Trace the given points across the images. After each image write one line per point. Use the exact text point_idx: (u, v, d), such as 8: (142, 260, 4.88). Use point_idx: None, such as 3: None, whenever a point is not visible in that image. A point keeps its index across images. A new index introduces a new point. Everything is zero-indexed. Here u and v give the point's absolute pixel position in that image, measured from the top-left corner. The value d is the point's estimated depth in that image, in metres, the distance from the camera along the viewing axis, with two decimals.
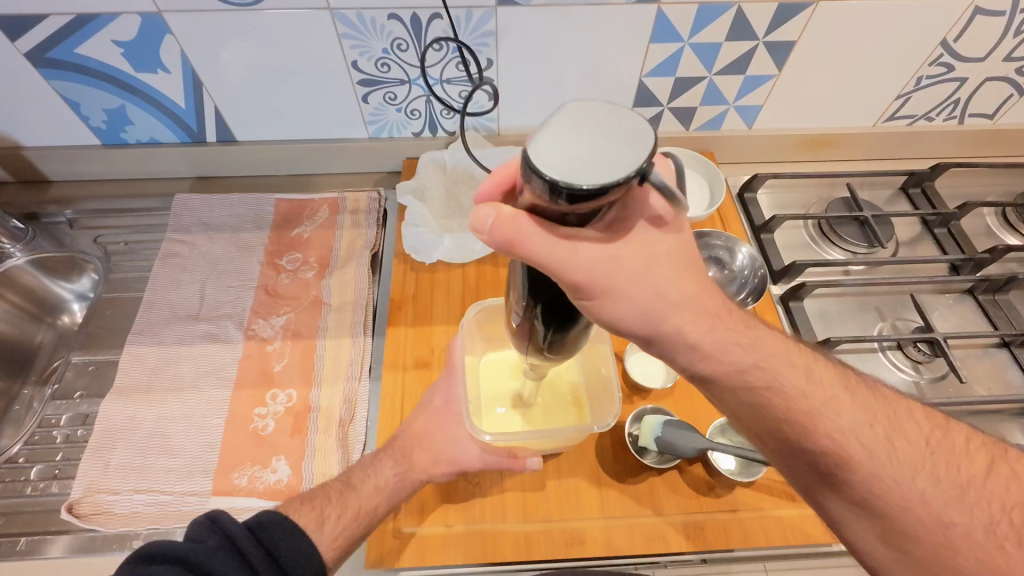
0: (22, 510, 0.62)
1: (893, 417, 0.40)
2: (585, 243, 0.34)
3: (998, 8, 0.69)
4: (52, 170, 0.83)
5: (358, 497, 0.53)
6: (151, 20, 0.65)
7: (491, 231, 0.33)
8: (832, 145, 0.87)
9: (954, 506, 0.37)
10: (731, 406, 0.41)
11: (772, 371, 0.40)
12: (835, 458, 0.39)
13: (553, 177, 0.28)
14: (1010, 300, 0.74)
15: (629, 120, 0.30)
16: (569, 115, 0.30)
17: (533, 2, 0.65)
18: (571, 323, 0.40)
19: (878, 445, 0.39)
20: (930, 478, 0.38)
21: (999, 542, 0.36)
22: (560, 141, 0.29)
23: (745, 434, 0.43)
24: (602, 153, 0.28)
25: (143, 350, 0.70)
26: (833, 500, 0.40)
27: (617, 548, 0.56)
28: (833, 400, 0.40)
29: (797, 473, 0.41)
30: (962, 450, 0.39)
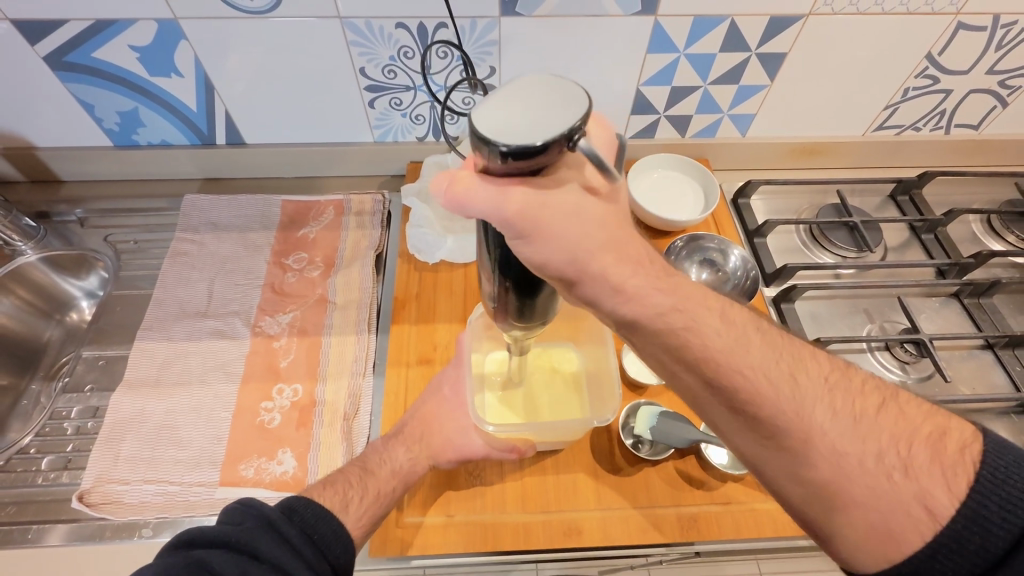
0: (33, 499, 0.63)
1: (797, 355, 0.41)
2: (520, 189, 0.34)
3: (981, 23, 0.72)
4: (64, 170, 0.85)
5: (377, 480, 0.55)
6: (168, 26, 0.67)
7: (446, 196, 0.35)
8: (823, 152, 0.89)
9: (849, 438, 0.37)
10: (653, 349, 0.41)
11: (693, 319, 0.40)
12: (744, 394, 0.39)
13: (489, 134, 0.31)
14: (994, 304, 0.77)
15: (569, 91, 0.32)
16: (517, 87, 0.33)
17: (535, 13, 0.67)
18: (538, 291, 0.42)
19: (781, 381, 0.39)
20: (828, 412, 0.38)
21: (888, 472, 0.36)
22: (503, 109, 0.32)
23: (665, 372, 0.43)
24: (534, 117, 0.31)
25: (153, 345, 0.71)
26: (743, 436, 0.40)
27: (613, 538, 0.58)
28: (741, 338, 0.40)
29: (709, 411, 0.41)
30: (858, 388, 0.40)
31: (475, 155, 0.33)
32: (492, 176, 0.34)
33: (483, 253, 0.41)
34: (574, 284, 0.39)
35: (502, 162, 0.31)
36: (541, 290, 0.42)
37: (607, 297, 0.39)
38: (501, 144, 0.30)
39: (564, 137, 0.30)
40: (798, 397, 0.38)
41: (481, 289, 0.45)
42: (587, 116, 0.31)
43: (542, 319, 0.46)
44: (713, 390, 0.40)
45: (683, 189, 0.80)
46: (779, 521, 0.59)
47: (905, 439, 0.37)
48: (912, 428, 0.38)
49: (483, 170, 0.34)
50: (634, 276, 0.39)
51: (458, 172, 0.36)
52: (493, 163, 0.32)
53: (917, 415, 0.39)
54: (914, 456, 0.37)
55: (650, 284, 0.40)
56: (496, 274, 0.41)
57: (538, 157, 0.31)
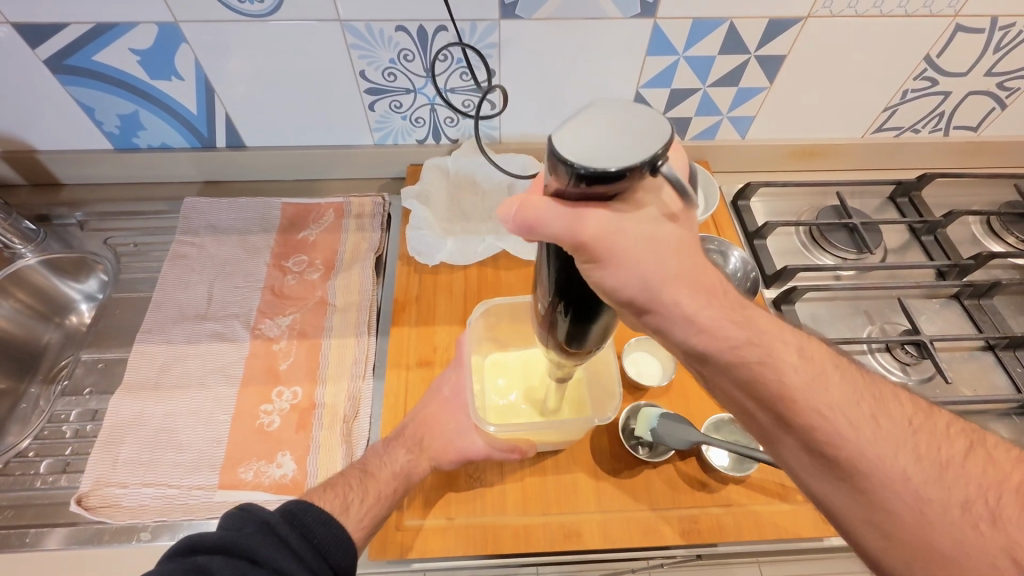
0: (31, 502, 0.63)
1: (878, 394, 0.39)
2: (594, 211, 0.34)
3: (979, 26, 0.72)
4: (64, 173, 0.85)
5: (377, 482, 0.55)
6: (168, 30, 0.68)
7: (516, 218, 0.36)
8: (822, 154, 0.89)
9: (932, 484, 0.35)
10: (724, 382, 0.40)
11: (769, 352, 0.39)
12: (818, 431, 0.37)
13: (569, 156, 0.31)
14: (995, 305, 0.77)
15: (651, 116, 0.32)
16: (597, 110, 0.33)
17: (535, 16, 0.68)
18: (595, 314, 0.41)
19: (860, 420, 0.37)
20: (909, 455, 0.36)
21: (975, 522, 0.34)
22: (585, 130, 0.31)
23: (737, 407, 0.41)
24: (617, 141, 0.31)
25: (152, 348, 0.71)
26: (816, 476, 0.38)
27: (614, 540, 0.57)
28: (817, 373, 0.39)
29: (780, 447, 0.40)
30: (943, 432, 0.37)
31: (552, 177, 0.33)
32: (567, 198, 0.34)
33: (546, 273, 0.41)
34: (645, 312, 0.39)
35: (579, 184, 0.31)
36: (600, 318, 0.42)
37: (678, 326, 0.39)
38: (580, 166, 0.30)
39: (646, 164, 0.30)
40: (878, 439, 0.36)
41: (538, 312, 0.45)
42: (669, 141, 0.31)
43: (593, 347, 0.45)
44: (786, 428, 0.39)
45: None
46: (781, 524, 0.59)
47: (994, 488, 0.35)
48: (1002, 477, 0.35)
49: (557, 193, 0.34)
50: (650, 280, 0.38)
51: (528, 195, 0.36)
52: (570, 184, 0.32)
53: (1010, 464, 0.36)
54: (1003, 507, 0.34)
55: (724, 317, 0.39)
56: (558, 295, 0.41)
57: (618, 180, 0.31)
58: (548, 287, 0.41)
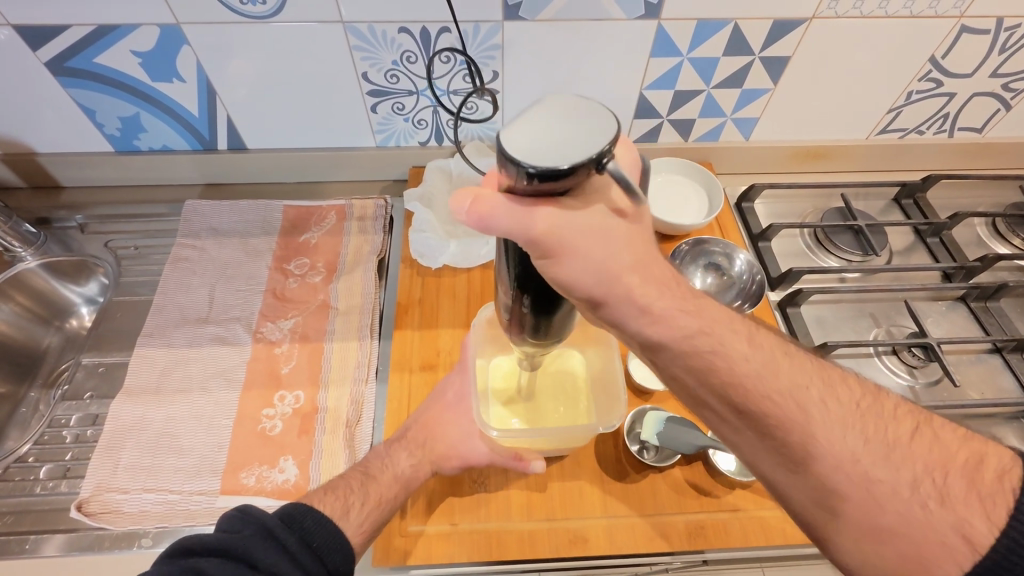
0: (31, 509, 0.62)
1: (827, 379, 0.39)
2: (546, 208, 0.33)
3: (985, 26, 0.72)
4: (64, 176, 0.84)
5: (380, 486, 0.55)
6: (170, 31, 0.67)
7: (468, 214, 0.34)
8: (827, 156, 0.89)
9: (881, 465, 0.36)
10: (676, 373, 0.40)
11: (721, 342, 0.39)
12: (772, 418, 0.38)
13: (515, 156, 0.30)
14: (1002, 308, 0.76)
15: (597, 113, 0.31)
16: (542, 107, 0.32)
17: (538, 17, 0.67)
18: (556, 306, 0.41)
19: (812, 406, 0.38)
20: (859, 438, 0.37)
21: (922, 500, 0.35)
22: (532, 128, 0.31)
23: (689, 398, 0.42)
24: (563, 139, 0.30)
25: (153, 352, 0.71)
26: (769, 462, 0.39)
27: (619, 546, 0.57)
28: (768, 360, 0.39)
29: (733, 435, 0.40)
30: (890, 414, 0.38)
31: (500, 173, 0.32)
32: (515, 194, 0.33)
33: (504, 266, 0.40)
34: (600, 305, 0.39)
35: (528, 183, 0.31)
36: (561, 307, 0.41)
37: (631, 317, 0.38)
38: (528, 166, 0.29)
39: (593, 161, 0.29)
40: (829, 424, 0.37)
41: (498, 299, 0.45)
42: (616, 138, 0.30)
43: (556, 335, 0.45)
44: (739, 415, 0.39)
45: (686, 194, 0.80)
46: (789, 529, 0.58)
47: (940, 467, 0.36)
48: (948, 455, 0.36)
49: (507, 189, 0.33)
50: (656, 287, 0.38)
51: (480, 189, 0.34)
52: (522, 183, 0.31)
53: (953, 442, 0.37)
54: (950, 484, 0.35)
55: (677, 306, 0.39)
56: (516, 288, 0.40)
57: (567, 178, 0.30)
58: (509, 280, 0.40)
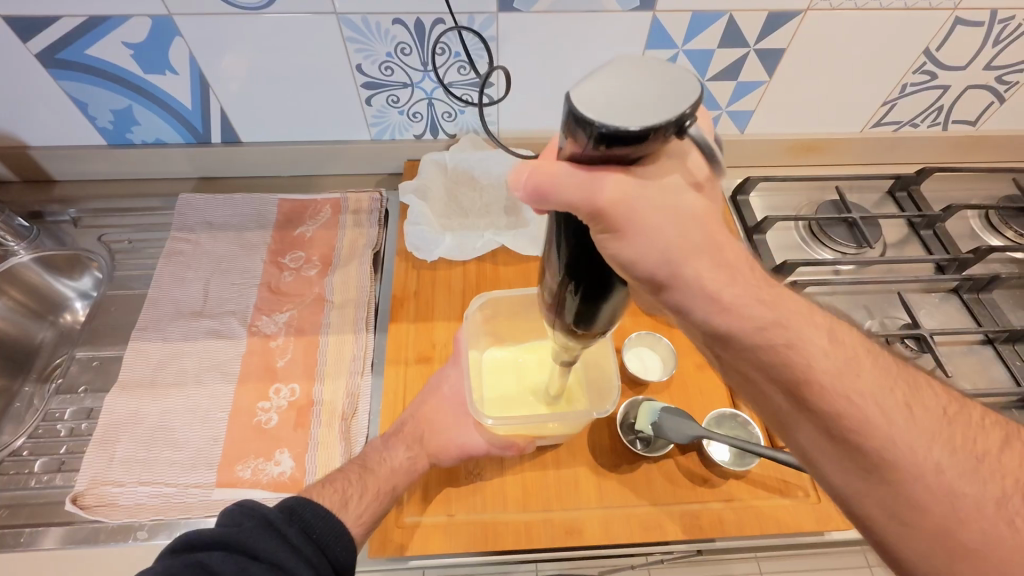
0: (26, 502, 0.62)
1: (911, 382, 0.38)
2: (612, 176, 0.33)
3: (978, 19, 0.72)
4: (57, 169, 0.84)
5: (377, 479, 0.55)
6: (162, 23, 0.67)
7: (527, 185, 0.35)
8: (822, 149, 0.89)
9: (965, 478, 0.35)
10: (748, 368, 0.39)
11: (797, 335, 0.37)
12: (854, 422, 0.36)
13: (587, 114, 0.29)
14: (994, 299, 0.77)
15: (677, 74, 0.30)
16: (623, 65, 0.31)
17: (534, 8, 0.67)
18: (607, 295, 0.39)
19: (896, 409, 0.36)
20: (944, 448, 0.36)
21: (1008, 517, 0.34)
22: (606, 85, 0.30)
23: (756, 392, 0.40)
24: (642, 98, 0.29)
25: (148, 346, 0.70)
26: (837, 462, 0.38)
27: (615, 537, 0.57)
28: (852, 359, 0.38)
29: (802, 434, 0.39)
30: (972, 423, 0.37)
31: (567, 140, 0.32)
32: (582, 161, 0.33)
33: (554, 251, 0.40)
34: (663, 288, 0.37)
35: (599, 147, 0.30)
36: (613, 297, 0.40)
37: (700, 305, 0.37)
38: (600, 125, 0.29)
39: (669, 124, 0.28)
40: (913, 431, 0.36)
41: (542, 290, 0.44)
42: (697, 101, 0.29)
43: (602, 329, 0.44)
44: (813, 416, 0.37)
45: None
46: (783, 518, 0.59)
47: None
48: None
49: (573, 158, 0.33)
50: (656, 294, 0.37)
51: (542, 160, 0.35)
52: (590, 147, 0.31)
53: None
54: None
55: (750, 295, 0.37)
56: (565, 275, 0.39)
57: (640, 140, 0.29)
58: (558, 265, 0.39)
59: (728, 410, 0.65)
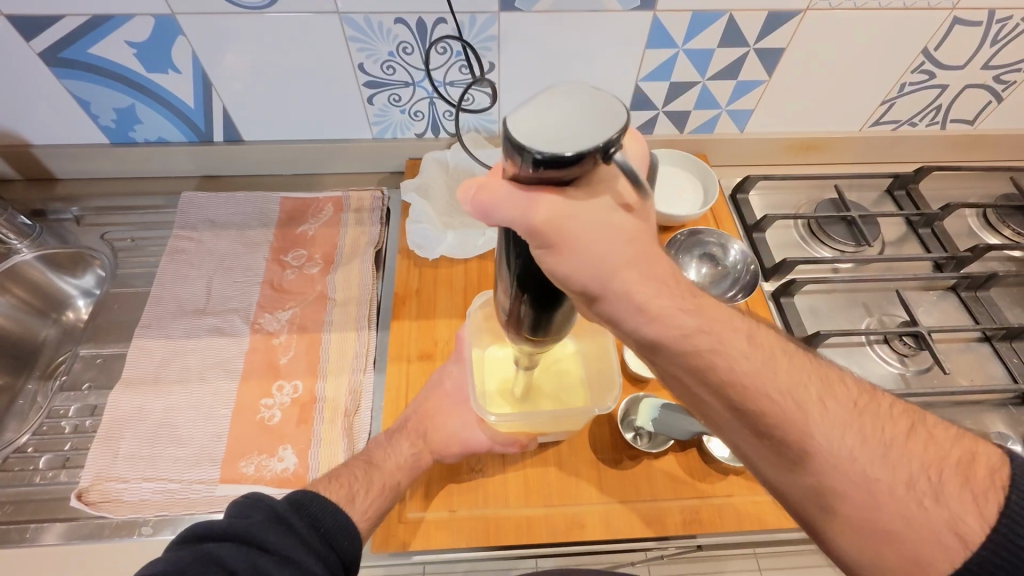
0: (31, 498, 0.63)
1: (825, 377, 0.39)
2: (548, 197, 0.33)
3: (976, 18, 0.72)
4: (60, 168, 0.84)
5: (382, 473, 0.55)
6: (166, 22, 0.67)
7: (473, 200, 0.36)
8: (820, 148, 0.90)
9: (879, 464, 0.36)
10: (674, 372, 0.40)
11: (721, 341, 0.38)
12: (769, 417, 0.37)
13: (520, 140, 0.29)
14: (991, 297, 0.77)
15: (610, 102, 0.30)
16: (558, 93, 0.31)
17: (535, 8, 0.67)
18: (556, 305, 0.41)
19: (809, 404, 0.37)
20: (857, 436, 0.36)
21: (919, 498, 0.35)
22: (539, 112, 0.30)
23: (687, 395, 0.41)
24: (573, 125, 0.29)
25: (151, 343, 0.71)
26: (766, 459, 0.39)
27: (615, 531, 0.57)
28: (768, 358, 0.38)
29: (733, 432, 0.40)
30: (886, 413, 0.38)
31: (506, 162, 0.32)
32: (521, 183, 0.33)
33: (504, 265, 0.40)
34: (595, 301, 0.38)
35: (534, 171, 0.30)
36: (562, 307, 0.41)
37: (629, 316, 0.37)
38: (532, 151, 0.29)
39: (599, 150, 0.29)
40: (826, 422, 0.37)
41: (496, 299, 0.44)
42: (627, 128, 0.29)
43: (557, 335, 0.45)
44: (736, 414, 0.38)
45: (682, 185, 0.80)
46: (782, 512, 0.59)
47: (936, 465, 0.36)
48: (941, 453, 0.36)
49: (512, 177, 0.33)
50: (658, 296, 0.37)
51: (489, 178, 0.36)
52: (525, 170, 0.31)
53: (946, 440, 0.37)
54: (945, 483, 0.35)
55: (677, 305, 0.38)
56: (516, 288, 0.40)
57: (572, 165, 0.29)
58: (509, 279, 0.40)
59: None
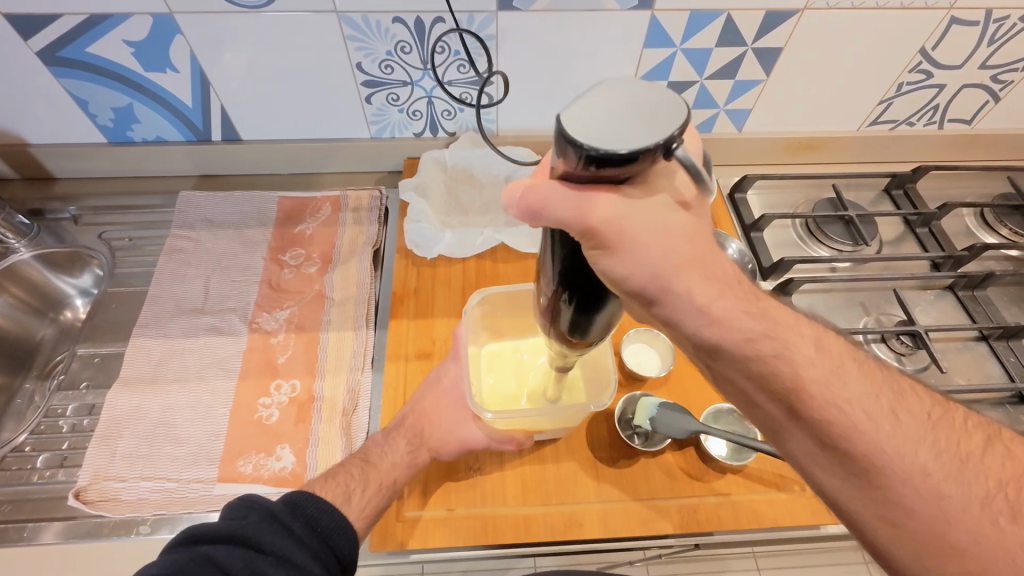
0: (28, 497, 0.63)
1: (896, 389, 0.39)
2: (602, 196, 0.33)
3: (973, 18, 0.72)
4: (58, 167, 0.84)
5: (379, 472, 0.55)
6: (163, 20, 0.67)
7: (518, 204, 0.35)
8: (819, 148, 0.90)
9: (952, 479, 0.35)
10: (737, 380, 0.39)
11: (785, 346, 0.38)
12: (838, 428, 0.37)
13: (577, 138, 0.29)
14: (989, 296, 0.78)
15: (667, 96, 0.30)
16: (611, 87, 0.31)
17: (533, 7, 0.67)
18: (601, 306, 0.40)
19: (881, 416, 0.37)
20: (929, 451, 0.36)
21: (993, 517, 0.34)
22: (596, 107, 0.30)
23: (750, 404, 0.41)
24: (632, 120, 0.29)
25: (149, 342, 0.71)
26: (831, 471, 0.38)
27: (613, 530, 0.57)
28: (836, 368, 0.38)
29: (795, 442, 0.39)
30: (960, 427, 0.37)
31: (558, 160, 0.32)
32: (573, 180, 0.32)
33: (549, 263, 0.40)
34: (653, 303, 0.38)
35: (590, 169, 0.30)
36: (606, 308, 0.40)
37: (690, 318, 0.37)
38: (591, 149, 0.29)
39: (660, 147, 0.28)
40: (898, 434, 0.36)
41: (537, 301, 0.44)
42: (686, 123, 0.29)
43: (597, 339, 0.44)
44: (802, 424, 0.38)
45: None
46: (781, 512, 0.59)
47: (1012, 483, 0.35)
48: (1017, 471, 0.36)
49: (565, 176, 0.32)
50: (657, 295, 0.37)
51: (533, 179, 0.35)
52: (581, 168, 0.31)
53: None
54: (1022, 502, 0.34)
55: (740, 308, 0.37)
56: (560, 286, 0.39)
57: (629, 163, 0.29)
58: (553, 277, 0.39)
59: (725, 405, 0.65)
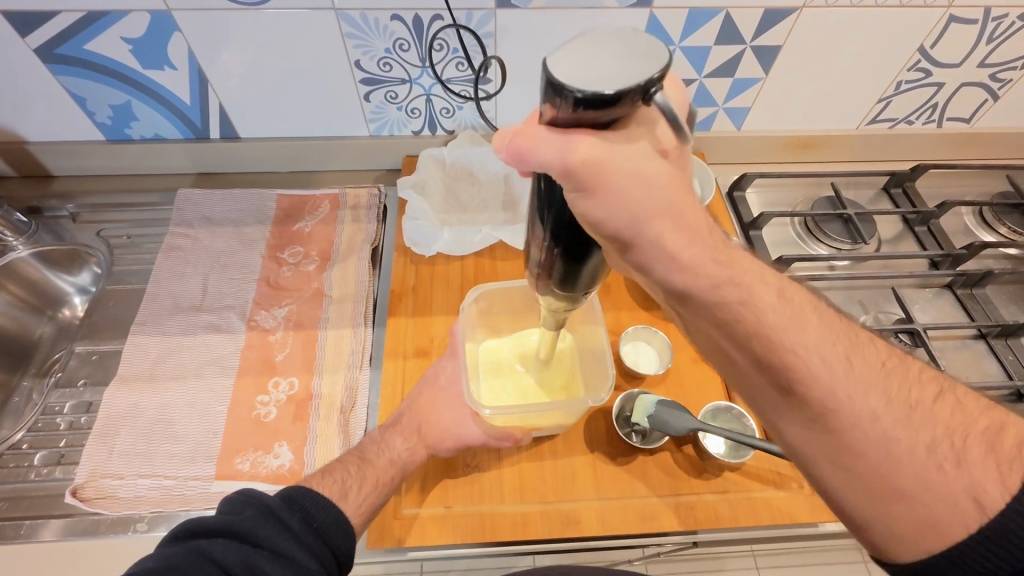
0: (26, 495, 0.63)
1: (853, 338, 0.38)
2: (586, 137, 0.33)
3: (972, 16, 0.72)
4: (56, 165, 0.84)
5: (376, 470, 0.55)
6: (161, 17, 0.67)
7: (507, 149, 0.35)
8: (817, 146, 0.90)
9: (902, 424, 0.35)
10: (701, 324, 0.39)
11: (750, 293, 0.37)
12: (794, 372, 0.36)
13: (560, 79, 0.30)
14: (987, 294, 0.78)
15: (649, 45, 0.31)
16: (596, 36, 0.31)
17: (532, 4, 0.67)
18: (585, 263, 0.40)
19: (836, 362, 0.36)
20: (882, 398, 0.36)
21: (939, 463, 0.34)
22: (579, 53, 0.30)
23: (713, 350, 0.40)
24: (612, 65, 0.30)
25: (146, 340, 0.71)
26: (785, 415, 0.38)
27: (610, 528, 0.57)
28: (798, 315, 0.37)
29: (753, 387, 0.39)
30: (914, 377, 0.37)
31: (544, 104, 0.32)
32: (558, 125, 0.33)
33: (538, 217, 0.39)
34: (628, 248, 0.37)
35: (573, 111, 0.31)
36: (591, 266, 0.40)
37: (660, 264, 0.36)
38: (571, 89, 0.29)
39: (639, 89, 0.29)
40: (851, 379, 0.36)
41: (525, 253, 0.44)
42: (668, 69, 0.30)
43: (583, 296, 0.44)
44: (761, 369, 0.37)
45: None
46: (779, 509, 0.59)
47: (962, 431, 0.35)
48: (965, 420, 0.36)
49: (551, 120, 0.33)
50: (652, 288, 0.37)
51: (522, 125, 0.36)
52: (565, 111, 0.31)
53: (974, 410, 0.36)
54: (968, 449, 0.34)
55: (708, 256, 0.36)
56: (546, 242, 0.39)
57: (610, 105, 0.30)
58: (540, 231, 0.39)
59: (723, 402, 0.65)
